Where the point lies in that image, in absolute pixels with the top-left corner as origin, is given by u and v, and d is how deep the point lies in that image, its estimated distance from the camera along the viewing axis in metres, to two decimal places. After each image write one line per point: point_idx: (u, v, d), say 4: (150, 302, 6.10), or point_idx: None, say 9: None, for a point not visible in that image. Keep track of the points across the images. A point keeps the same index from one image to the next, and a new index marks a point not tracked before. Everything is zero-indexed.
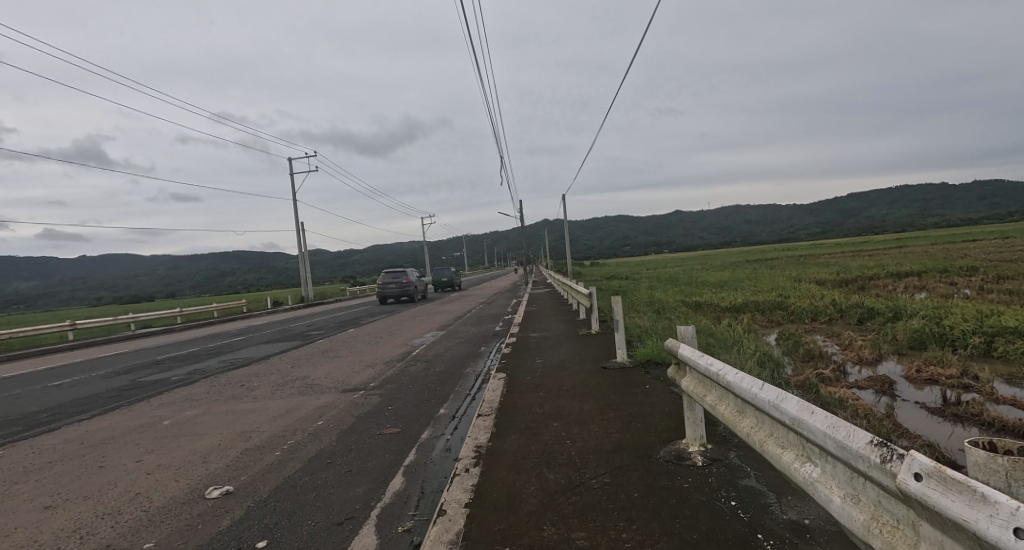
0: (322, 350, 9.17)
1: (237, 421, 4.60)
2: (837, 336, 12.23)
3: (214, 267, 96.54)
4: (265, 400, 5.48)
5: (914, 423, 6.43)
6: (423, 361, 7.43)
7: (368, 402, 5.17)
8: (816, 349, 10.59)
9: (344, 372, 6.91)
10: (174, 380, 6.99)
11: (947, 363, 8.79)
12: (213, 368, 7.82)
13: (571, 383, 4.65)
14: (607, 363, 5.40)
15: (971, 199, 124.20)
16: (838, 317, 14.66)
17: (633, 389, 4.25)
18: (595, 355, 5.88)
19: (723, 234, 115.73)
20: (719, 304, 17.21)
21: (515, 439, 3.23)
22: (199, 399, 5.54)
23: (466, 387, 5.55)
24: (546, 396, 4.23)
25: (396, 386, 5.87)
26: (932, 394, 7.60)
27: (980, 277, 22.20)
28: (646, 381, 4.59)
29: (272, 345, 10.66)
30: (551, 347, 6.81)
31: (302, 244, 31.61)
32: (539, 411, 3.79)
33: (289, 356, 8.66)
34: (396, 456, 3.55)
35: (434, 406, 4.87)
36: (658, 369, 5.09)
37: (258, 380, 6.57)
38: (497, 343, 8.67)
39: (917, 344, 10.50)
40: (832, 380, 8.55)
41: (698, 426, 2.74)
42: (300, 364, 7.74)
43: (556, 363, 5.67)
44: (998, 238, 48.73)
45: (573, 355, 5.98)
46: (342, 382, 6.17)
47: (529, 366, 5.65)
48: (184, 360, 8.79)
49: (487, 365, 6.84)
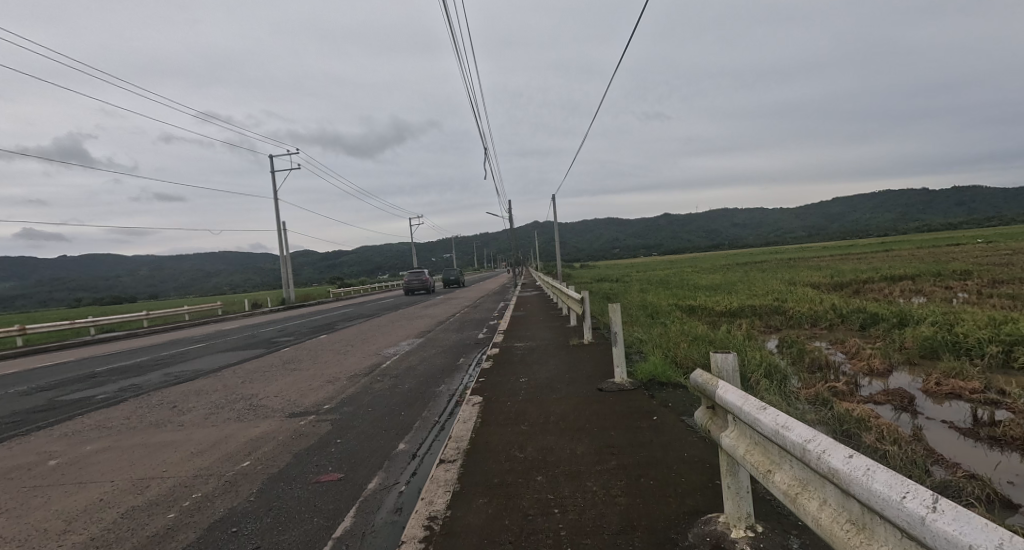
0: (283, 361, 8.21)
1: (140, 461, 3.64)
2: (841, 344, 11.55)
3: (195, 269, 94.26)
4: (192, 428, 4.54)
5: (949, 448, 5.68)
6: (392, 376, 6.52)
7: (315, 432, 4.26)
8: (823, 358, 9.91)
9: (298, 390, 5.94)
10: (99, 400, 5.99)
11: (968, 375, 8.10)
12: (152, 383, 6.84)
13: (561, 411, 3.82)
14: (602, 383, 4.56)
15: (954, 203, 126.57)
16: (839, 323, 14.03)
17: (638, 423, 3.41)
18: (587, 373, 5.00)
19: (713, 236, 116.45)
20: (716, 308, 16.52)
21: (484, 506, 2.35)
22: (113, 429, 4.57)
23: (435, 413, 4.66)
24: (529, 432, 3.36)
25: (354, 409, 4.96)
26: (958, 412, 6.89)
27: (976, 281, 21.83)
28: (654, 410, 3.73)
29: (233, 353, 9.67)
30: (537, 361, 5.93)
31: (283, 246, 30.48)
32: (518, 457, 2.93)
33: (245, 368, 7.70)
34: (327, 520, 2.66)
35: (392, 440, 3.96)
36: (665, 394, 4.27)
37: (194, 400, 5.61)
38: (478, 353, 7.81)
39: (930, 354, 9.83)
40: (845, 394, 7.79)
41: (742, 498, 1.90)
42: (252, 379, 6.77)
43: (543, 382, 4.80)
44: (983, 242, 48.88)
45: (563, 372, 5.14)
46: (292, 404, 5.23)
47: (511, 386, 4.80)
48: (124, 373, 7.77)
49: (464, 382, 5.94)
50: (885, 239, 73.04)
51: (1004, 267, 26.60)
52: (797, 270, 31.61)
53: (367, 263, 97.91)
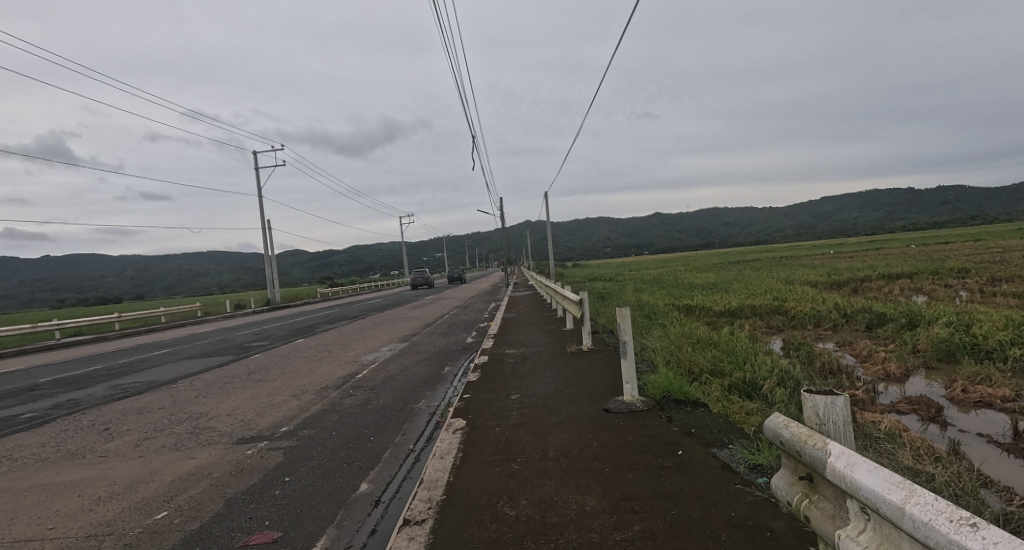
0: (250, 370, 7.41)
1: (25, 512, 2.84)
2: (850, 346, 11.00)
3: (181, 269, 92.37)
4: (114, 459, 3.73)
5: (994, 467, 5.05)
6: (366, 389, 5.75)
7: (260, 466, 3.48)
8: (834, 362, 9.31)
9: (256, 407, 5.14)
10: (21, 420, 5.13)
11: (996, 381, 7.51)
12: (94, 398, 6.01)
13: (562, 441, 3.13)
14: (609, 403, 3.84)
15: (940, 202, 128.15)
16: (844, 323, 13.49)
17: (661, 463, 2.69)
18: (590, 389, 4.28)
19: (705, 236, 116.62)
20: (715, 308, 15.91)
21: None
22: (13, 463, 3.72)
23: (410, 439, 3.89)
24: (523, 476, 2.64)
25: (316, 433, 4.17)
26: (994, 424, 6.28)
27: (975, 279, 21.44)
28: (677, 442, 3.02)
29: (197, 360, 8.83)
30: (531, 373, 5.18)
31: (267, 245, 29.51)
32: (508, 517, 2.20)
33: (205, 378, 6.89)
34: None
35: (353, 478, 3.18)
36: (684, 417, 3.57)
37: (132, 421, 4.80)
38: (465, 361, 7.07)
39: (949, 358, 9.25)
40: (865, 402, 7.18)
41: None
42: (208, 393, 5.96)
43: (538, 401, 4.06)
44: (972, 241, 48.84)
45: (563, 388, 4.42)
46: (243, 427, 4.44)
47: (501, 404, 4.06)
48: (67, 385, 6.89)
49: (447, 397, 5.17)
50: (876, 237, 73.51)
51: (999, 266, 26.45)
52: (791, 269, 31.31)
53: (357, 263, 96.72)
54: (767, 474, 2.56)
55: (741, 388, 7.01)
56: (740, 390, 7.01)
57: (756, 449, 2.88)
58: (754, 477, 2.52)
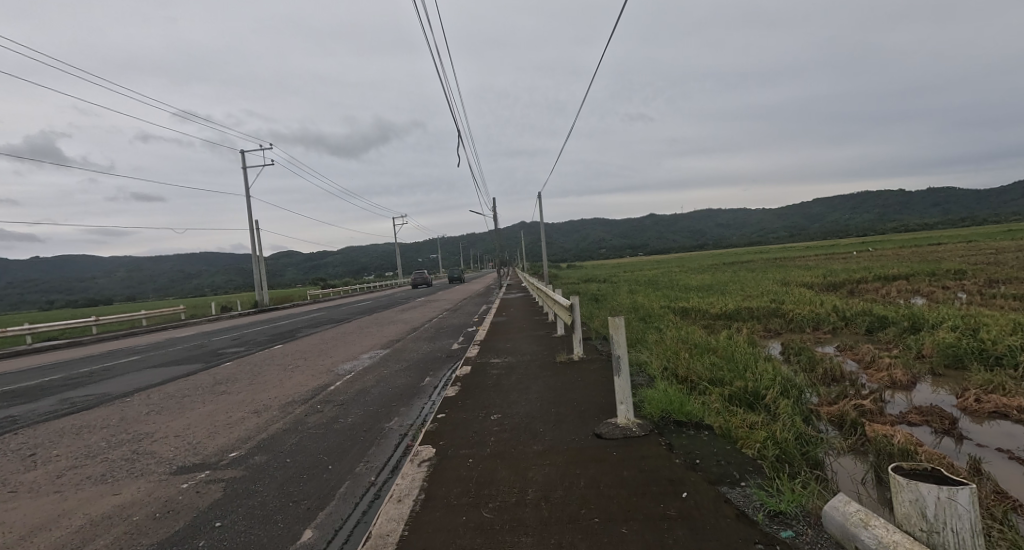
0: (216, 381, 6.87)
1: None
2: (852, 351, 10.61)
3: (171, 271, 91.22)
4: (22, 496, 3.19)
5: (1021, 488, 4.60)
6: (335, 405, 5.24)
7: (192, 505, 2.96)
8: (836, 368, 8.90)
9: (209, 427, 4.62)
10: None
11: (1010, 390, 7.10)
12: (35, 415, 5.45)
13: (544, 478, 2.65)
14: (601, 427, 3.35)
15: (932, 204, 128.90)
16: (844, 326, 13.11)
17: (662, 512, 2.21)
18: (580, 408, 3.79)
19: (699, 237, 116.66)
20: (710, 311, 15.52)
21: None
22: None
23: (373, 469, 3.37)
24: (493, 529, 2.15)
25: (267, 461, 3.66)
26: (1014, 438, 5.85)
27: (972, 280, 21.20)
28: (680, 479, 2.55)
29: (164, 369, 8.29)
30: (516, 388, 4.69)
31: (255, 247, 28.88)
32: None
33: (165, 391, 6.35)
34: None
35: (298, 522, 2.68)
36: (687, 444, 3.10)
37: (66, 444, 4.27)
38: (447, 371, 6.58)
39: (957, 364, 8.87)
40: (874, 413, 6.76)
41: None
42: (162, 408, 5.42)
43: (520, 424, 3.57)
44: (963, 241, 48.85)
45: (549, 406, 3.93)
46: (188, 452, 3.92)
47: (478, 428, 3.56)
48: (12, 399, 6.32)
49: (422, 414, 4.66)
50: (870, 238, 73.70)
51: (995, 266, 26.17)
52: (787, 270, 30.99)
53: (350, 265, 95.91)
54: (791, 526, 2.09)
55: (743, 398, 6.57)
56: (741, 400, 6.58)
57: (775, 491, 2.41)
58: (775, 530, 2.05)
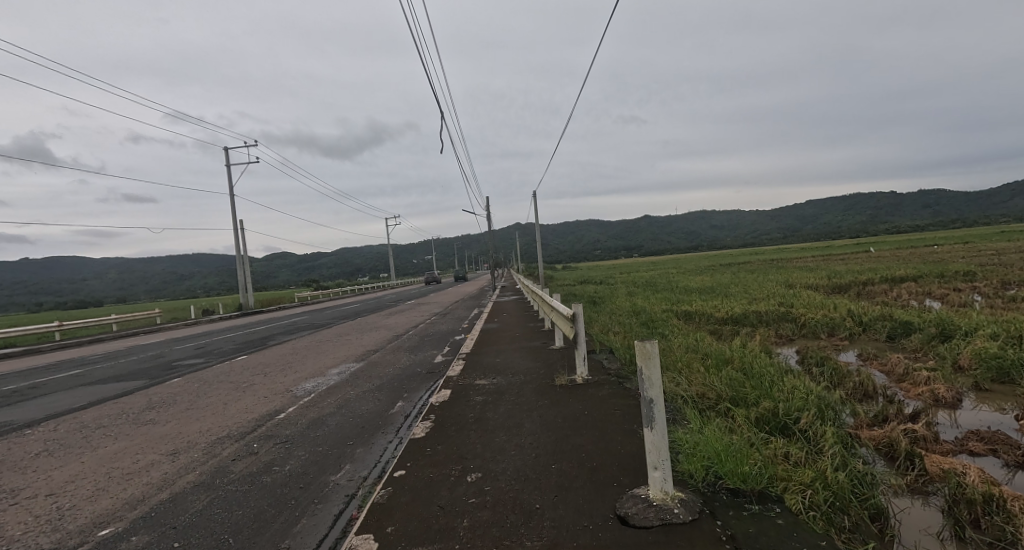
0: (147, 406, 5.71)
1: None
2: (879, 361, 9.57)
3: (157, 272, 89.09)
4: None
5: None
6: (277, 443, 4.13)
7: None
8: (870, 382, 7.84)
9: (99, 480, 3.48)
10: None
11: None
12: None
13: None
14: (624, 505, 2.28)
15: (923, 207, 129.30)
16: (861, 332, 12.09)
17: None
18: (590, 467, 2.72)
19: (693, 240, 116.15)
20: (718, 316, 14.43)
21: None
22: None
23: None
24: None
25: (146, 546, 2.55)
26: None
27: (984, 283, 20.31)
28: None
29: (99, 386, 7.13)
30: (504, 427, 3.59)
31: (237, 247, 27.61)
32: None
33: (77, 420, 5.19)
34: None
35: None
36: (759, 537, 2.05)
37: None
38: (423, 393, 5.49)
39: (1003, 379, 7.84)
40: (926, 441, 5.72)
41: None
42: (61, 447, 4.29)
43: (507, 495, 2.49)
44: (959, 242, 48.29)
45: (548, 462, 2.86)
46: (46, 527, 2.79)
47: (445, 502, 2.47)
48: None
49: (381, 460, 3.57)
50: (865, 239, 73.08)
51: (1002, 268, 25.27)
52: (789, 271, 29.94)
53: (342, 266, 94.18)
54: None
55: (774, 423, 5.52)
56: (770, 424, 5.54)
57: None
58: None
